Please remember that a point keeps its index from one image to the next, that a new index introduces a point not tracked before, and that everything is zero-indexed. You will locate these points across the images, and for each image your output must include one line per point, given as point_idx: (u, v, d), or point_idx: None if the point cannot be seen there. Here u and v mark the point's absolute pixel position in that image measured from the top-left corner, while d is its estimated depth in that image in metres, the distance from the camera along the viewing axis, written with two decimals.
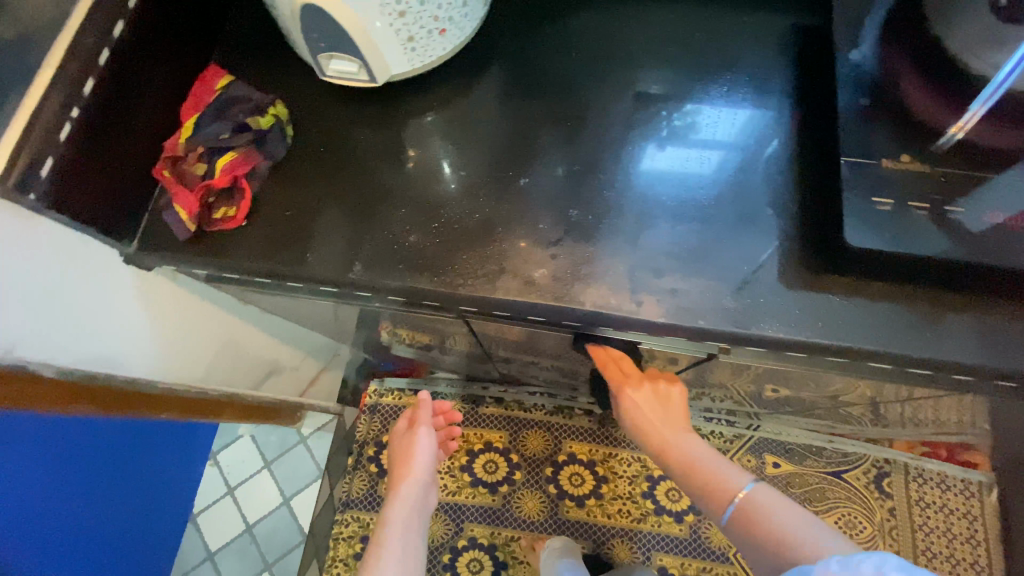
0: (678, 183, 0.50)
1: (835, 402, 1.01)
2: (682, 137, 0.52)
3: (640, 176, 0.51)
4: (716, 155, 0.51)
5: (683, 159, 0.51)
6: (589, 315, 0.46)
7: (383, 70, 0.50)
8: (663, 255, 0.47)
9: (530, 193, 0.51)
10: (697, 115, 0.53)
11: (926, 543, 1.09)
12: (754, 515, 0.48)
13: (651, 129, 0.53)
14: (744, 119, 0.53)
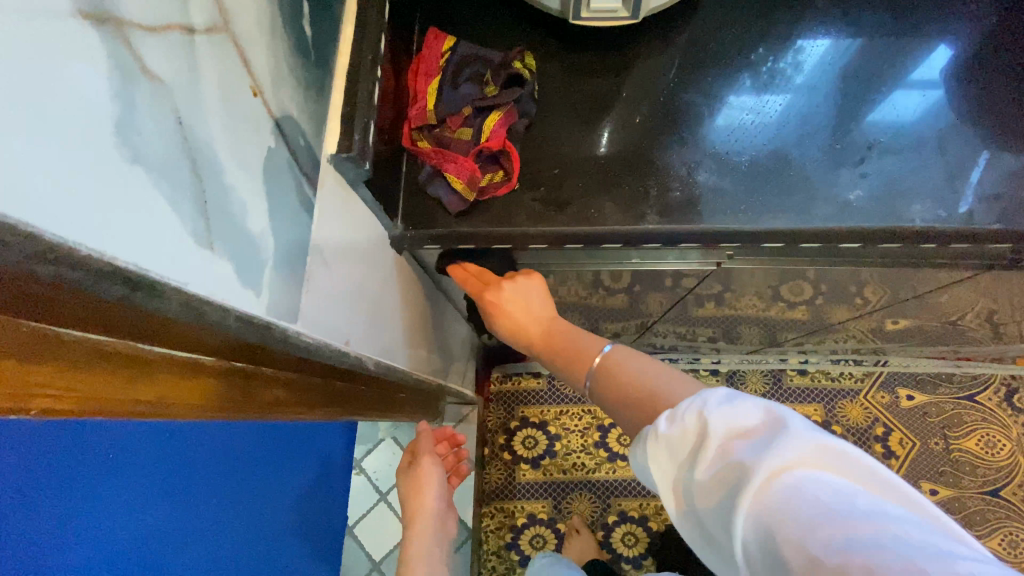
0: (767, 131, 0.48)
1: (976, 327, 1.01)
2: (768, 85, 0.50)
3: (713, 131, 0.49)
4: (816, 97, 0.49)
5: (770, 106, 0.49)
6: (919, 230, 0.45)
7: (646, 2, 0.46)
8: (974, 163, 0.46)
9: (802, 119, 0.48)
10: (801, 56, 0.51)
11: None
12: (618, 371, 0.42)
13: (741, 79, 0.51)
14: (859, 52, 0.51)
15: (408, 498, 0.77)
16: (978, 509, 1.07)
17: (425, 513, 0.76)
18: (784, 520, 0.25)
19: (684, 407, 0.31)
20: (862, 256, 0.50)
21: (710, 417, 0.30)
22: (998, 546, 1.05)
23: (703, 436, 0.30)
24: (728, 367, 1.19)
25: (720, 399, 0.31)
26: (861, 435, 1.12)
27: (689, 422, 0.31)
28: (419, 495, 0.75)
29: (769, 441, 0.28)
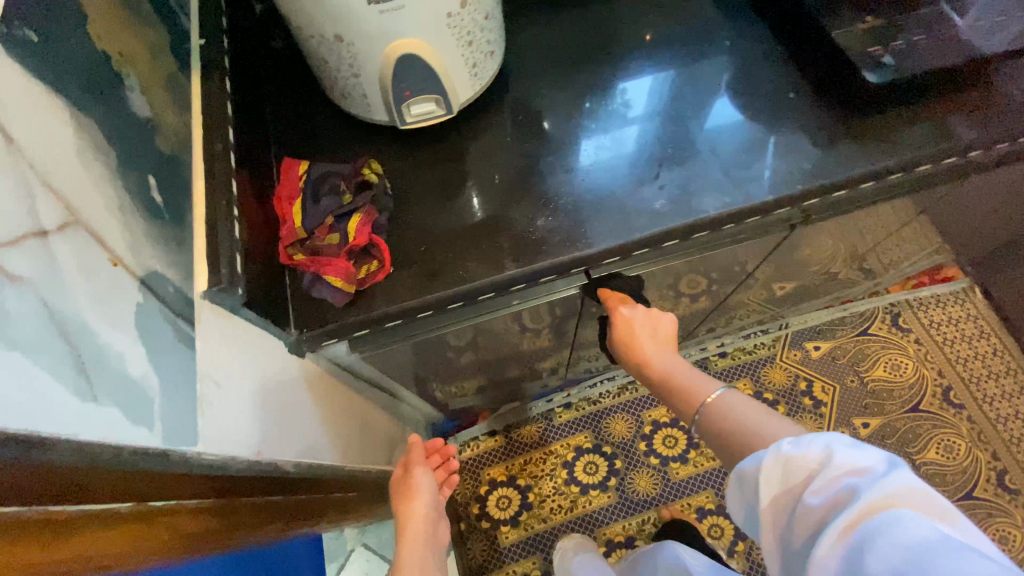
0: (615, 161, 0.59)
1: (843, 272, 1.16)
2: (608, 121, 0.62)
3: (578, 170, 0.59)
4: (642, 125, 0.61)
5: (613, 140, 0.61)
6: (715, 216, 0.55)
7: (456, 96, 0.57)
8: (742, 153, 0.59)
9: (636, 151, 0.60)
10: (625, 95, 0.64)
11: (955, 354, 1.25)
12: (727, 413, 0.46)
13: (586, 121, 0.62)
14: (666, 83, 0.64)
15: (398, 505, 0.74)
16: (908, 427, 1.18)
17: (415, 516, 0.73)
18: (877, 531, 0.32)
19: (808, 437, 0.39)
20: (686, 246, 0.61)
21: (834, 449, 0.37)
22: (935, 455, 1.16)
23: (822, 466, 0.37)
24: None
25: (843, 441, 0.38)
26: (791, 394, 1.23)
27: (806, 449, 0.38)
28: (414, 500, 0.74)
29: (879, 478, 0.35)
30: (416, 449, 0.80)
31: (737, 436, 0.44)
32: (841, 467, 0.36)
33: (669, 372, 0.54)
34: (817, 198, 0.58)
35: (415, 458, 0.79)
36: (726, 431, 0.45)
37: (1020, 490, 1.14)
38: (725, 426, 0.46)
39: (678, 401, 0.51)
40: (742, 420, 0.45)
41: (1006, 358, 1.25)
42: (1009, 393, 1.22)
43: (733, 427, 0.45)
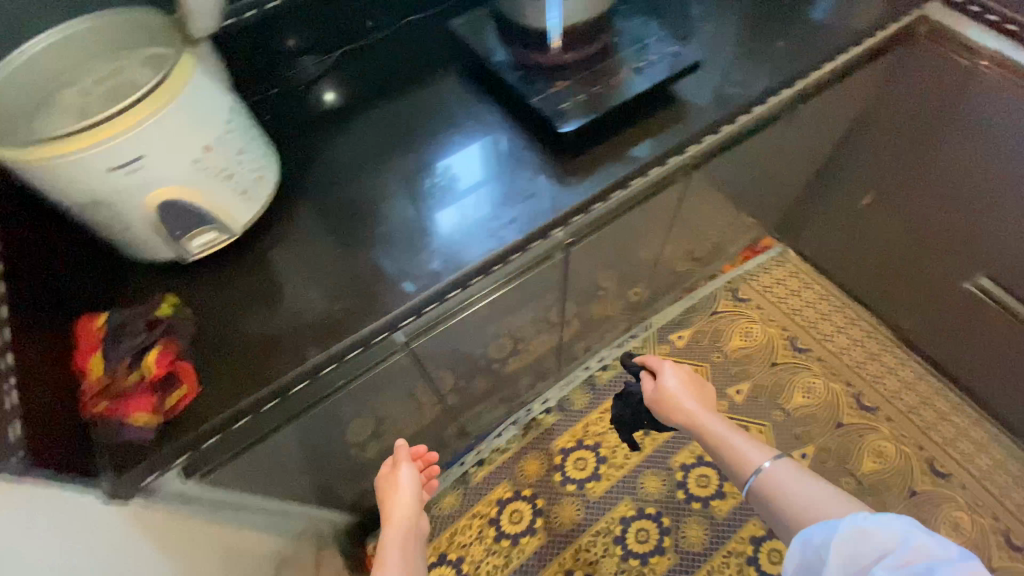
0: (466, 225, 0.70)
1: (671, 267, 1.33)
2: (446, 195, 0.73)
3: (439, 242, 0.69)
4: (474, 189, 0.73)
5: (458, 208, 0.72)
6: (476, 264, 0.67)
7: (233, 220, 0.63)
8: (493, 204, 0.72)
9: (474, 213, 0.71)
10: (451, 169, 0.76)
11: (790, 307, 1.43)
12: (778, 482, 0.66)
13: (427, 199, 0.73)
14: (478, 149, 0.77)
15: (383, 502, 0.83)
16: (775, 381, 1.33)
17: (395, 512, 0.81)
18: None
19: (883, 518, 0.53)
20: (472, 292, 0.72)
21: (916, 538, 0.51)
22: (802, 399, 1.31)
23: (898, 544, 0.51)
24: (554, 400, 1.37)
25: (911, 528, 0.52)
26: None
27: (881, 532, 0.52)
28: (397, 494, 0.82)
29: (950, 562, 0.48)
30: (401, 453, 0.85)
31: (795, 504, 0.63)
32: (913, 551, 0.51)
33: (720, 436, 0.76)
34: (562, 227, 0.72)
35: (399, 460, 0.85)
36: (776, 497, 0.65)
37: (876, 406, 1.30)
38: (773, 488, 0.66)
39: (736, 466, 0.72)
40: (793, 492, 0.64)
41: (832, 299, 1.44)
42: (842, 327, 1.40)
43: (792, 498, 0.63)
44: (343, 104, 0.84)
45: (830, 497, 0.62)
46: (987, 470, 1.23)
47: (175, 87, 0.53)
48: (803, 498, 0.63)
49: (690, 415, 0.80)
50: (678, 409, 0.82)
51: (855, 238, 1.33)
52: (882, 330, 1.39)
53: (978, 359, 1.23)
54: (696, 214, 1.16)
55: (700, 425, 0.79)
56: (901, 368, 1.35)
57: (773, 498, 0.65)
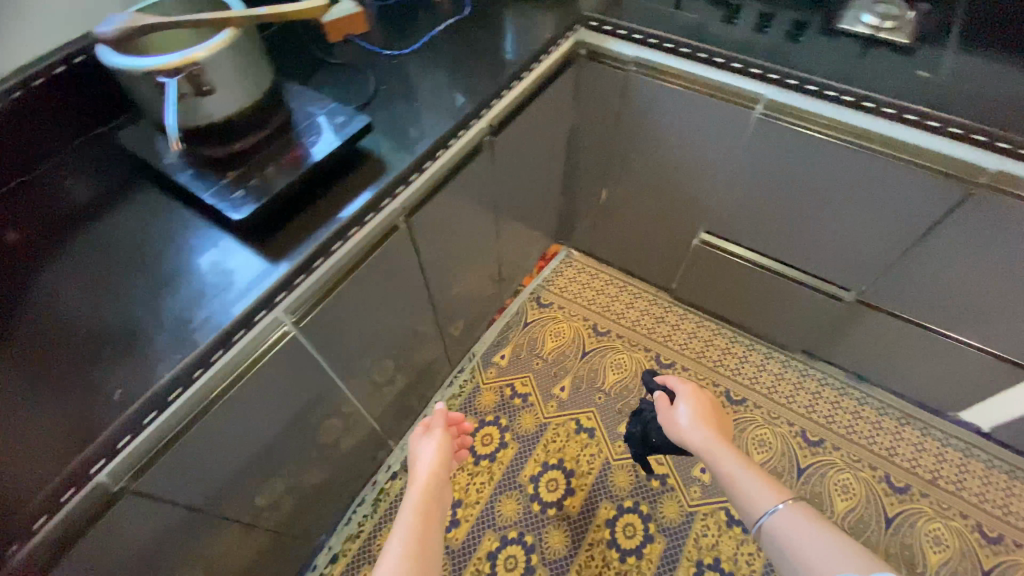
0: (248, 299, 0.68)
1: (471, 298, 1.40)
2: (207, 285, 0.70)
3: (220, 328, 0.66)
4: (239, 267, 0.71)
5: (229, 291, 0.69)
6: (171, 377, 0.63)
7: None
8: (193, 305, 0.68)
9: (243, 290, 0.69)
10: (206, 260, 0.72)
11: (587, 298, 1.59)
12: (790, 521, 0.72)
13: (186, 297, 0.69)
14: (227, 233, 0.75)
15: (413, 472, 0.95)
16: (590, 369, 1.45)
17: (423, 474, 0.93)
18: None
19: None
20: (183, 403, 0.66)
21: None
22: (615, 376, 1.44)
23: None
24: (399, 460, 1.34)
25: None
26: (504, 404, 1.42)
27: None
28: (426, 463, 0.95)
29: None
30: (437, 415, 1.04)
31: (810, 542, 0.68)
32: None
33: (729, 451, 0.88)
34: (267, 309, 0.70)
35: (431, 424, 1.03)
36: (790, 525, 0.72)
37: (673, 361, 1.48)
38: (785, 525, 0.72)
39: (741, 495, 0.81)
40: (805, 530, 0.70)
41: (618, 280, 1.63)
42: (632, 302, 1.58)
43: (801, 536, 0.70)
44: (14, 243, 0.77)
45: (836, 540, 0.67)
46: (768, 384, 1.45)
47: None
48: (818, 544, 0.68)
49: (706, 437, 0.93)
50: (683, 430, 0.97)
51: (615, 225, 1.51)
52: (662, 295, 1.61)
53: (730, 297, 1.46)
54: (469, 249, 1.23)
55: (710, 450, 0.90)
56: (684, 321, 1.56)
57: (787, 542, 0.71)
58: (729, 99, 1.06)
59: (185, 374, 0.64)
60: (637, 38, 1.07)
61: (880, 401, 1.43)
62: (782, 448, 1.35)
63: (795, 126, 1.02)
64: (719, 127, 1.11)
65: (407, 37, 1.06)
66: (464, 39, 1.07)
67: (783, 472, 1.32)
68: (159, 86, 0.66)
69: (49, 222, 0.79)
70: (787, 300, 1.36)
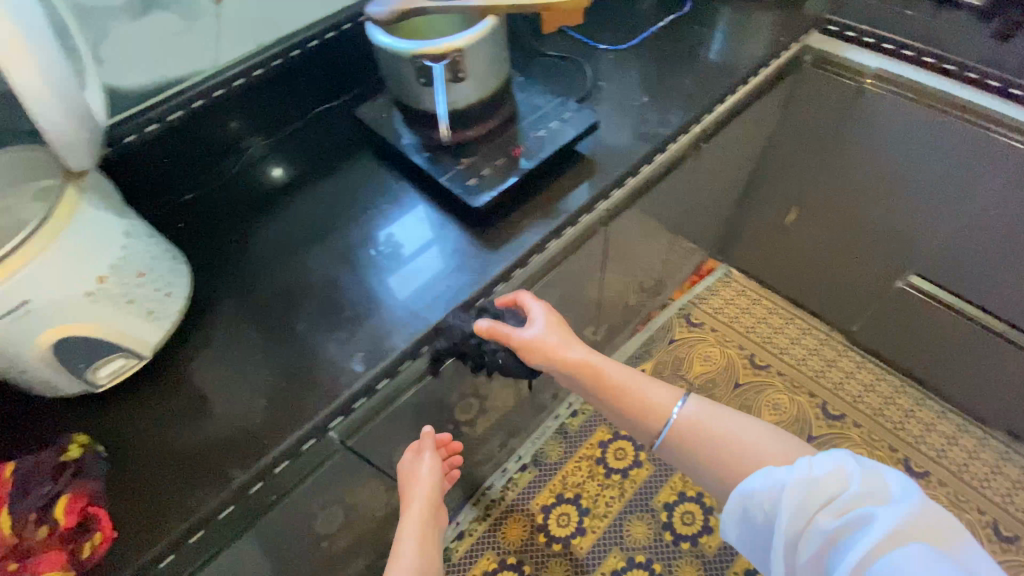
0: (426, 283, 0.71)
1: (621, 302, 1.33)
2: (394, 260, 0.74)
3: (399, 301, 0.70)
4: (424, 251, 0.75)
5: (412, 270, 0.72)
6: (404, 349, 0.66)
7: (140, 343, 0.60)
8: (418, 284, 0.71)
9: (425, 273, 0.72)
10: (394, 236, 0.76)
11: (744, 324, 1.45)
12: (693, 419, 0.70)
13: (375, 266, 0.74)
14: (419, 213, 0.78)
15: (404, 491, 0.82)
16: (741, 403, 1.33)
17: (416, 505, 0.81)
18: (907, 556, 0.50)
19: (821, 461, 0.59)
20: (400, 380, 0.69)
21: (847, 470, 0.58)
22: (772, 416, 1.31)
23: (843, 490, 0.57)
24: (527, 454, 1.33)
25: (846, 461, 0.59)
26: None
27: (827, 477, 0.58)
28: (419, 485, 0.81)
29: (896, 507, 0.55)
30: (426, 437, 0.81)
31: (711, 440, 0.67)
32: (851, 492, 0.56)
33: (636, 391, 0.73)
34: (488, 297, 0.72)
35: (424, 445, 0.82)
36: (699, 429, 0.69)
37: (842, 413, 1.32)
38: (697, 433, 0.69)
39: (615, 399, 0.74)
40: (708, 425, 0.69)
41: (781, 310, 1.48)
42: (798, 337, 1.43)
43: (708, 436, 0.68)
44: (253, 199, 0.83)
45: (733, 425, 0.68)
46: (956, 460, 1.26)
47: (61, 221, 0.52)
48: (724, 430, 0.68)
49: (579, 362, 0.73)
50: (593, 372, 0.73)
51: (794, 251, 1.36)
52: (834, 334, 1.44)
53: (923, 353, 1.27)
54: (635, 251, 1.16)
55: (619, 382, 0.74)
56: (857, 370, 1.38)
57: (688, 442, 0.69)
58: (996, 130, 0.90)
59: (415, 349, 0.67)
60: (888, 48, 0.98)
61: None
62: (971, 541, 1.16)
63: None
64: (970, 157, 0.95)
65: (619, 35, 1.03)
66: (676, 44, 1.03)
67: None
68: (422, 69, 0.68)
69: (279, 189, 0.83)
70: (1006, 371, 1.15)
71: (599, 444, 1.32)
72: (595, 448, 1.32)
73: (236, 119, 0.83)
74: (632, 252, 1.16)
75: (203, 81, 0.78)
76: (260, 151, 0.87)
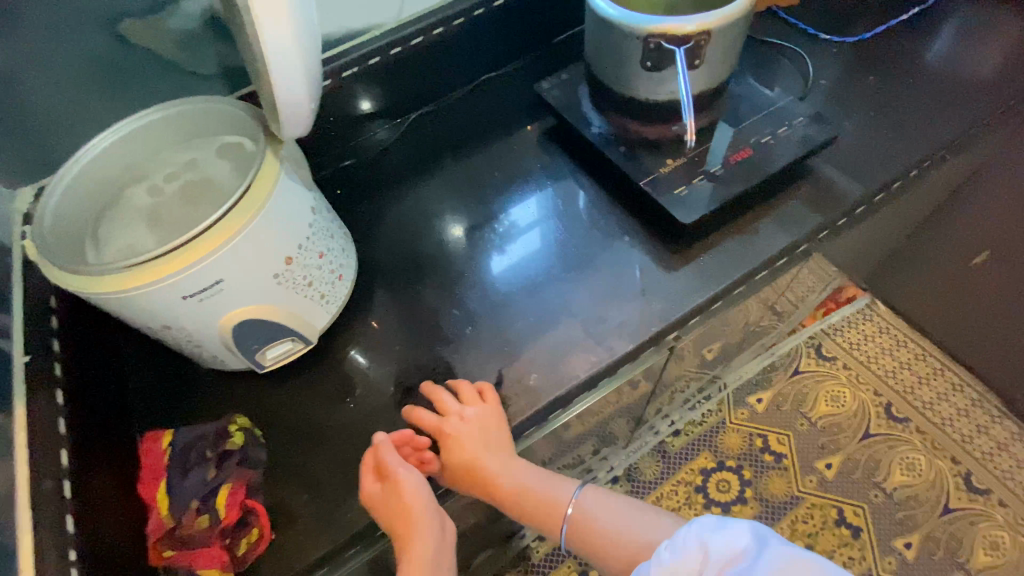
0: (525, 271, 0.66)
1: (754, 326, 1.19)
2: (503, 239, 0.69)
3: (494, 282, 0.66)
4: (536, 236, 0.69)
5: (515, 252, 0.68)
6: (585, 378, 0.58)
7: (308, 327, 0.55)
8: (597, 301, 0.63)
9: (533, 261, 0.67)
10: (508, 215, 0.71)
11: (882, 367, 1.30)
12: (589, 514, 0.60)
13: (486, 244, 0.69)
14: (541, 196, 0.72)
15: (392, 529, 0.51)
16: (869, 457, 1.19)
17: (427, 528, 0.51)
18: None
19: (693, 525, 0.53)
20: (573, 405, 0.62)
21: (707, 545, 0.50)
22: (904, 478, 1.17)
23: (703, 564, 0.50)
24: (621, 466, 1.25)
25: (712, 525, 0.52)
26: (750, 453, 1.23)
27: (689, 546, 0.51)
28: (399, 502, 0.51)
29: (751, 562, 0.49)
30: (387, 454, 0.52)
31: (600, 533, 0.59)
32: (720, 557, 0.50)
33: (512, 484, 0.58)
34: (676, 329, 0.62)
35: (389, 463, 0.51)
36: (598, 535, 0.59)
37: (990, 489, 1.16)
38: (592, 535, 0.59)
39: (530, 518, 0.61)
40: (604, 523, 0.59)
41: (930, 360, 1.30)
42: (945, 392, 1.26)
43: (600, 536, 0.59)
44: (417, 172, 0.77)
45: (624, 514, 0.61)
46: None
47: (261, 192, 0.45)
48: (609, 522, 0.59)
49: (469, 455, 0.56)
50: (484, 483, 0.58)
51: (968, 298, 1.18)
52: (991, 398, 1.25)
53: None
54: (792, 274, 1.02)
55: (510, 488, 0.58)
56: (1015, 444, 1.20)
57: (580, 535, 0.60)
58: None
59: (593, 379, 0.59)
60: None
61: None
62: None
63: None
64: None
65: (837, 27, 0.88)
66: (907, 45, 0.86)
67: None
68: (653, 52, 0.57)
69: (443, 159, 0.78)
70: None
71: (699, 471, 1.23)
72: (695, 474, 1.23)
73: (408, 81, 0.77)
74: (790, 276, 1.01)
75: (388, 40, 0.71)
76: (389, 135, 0.80)
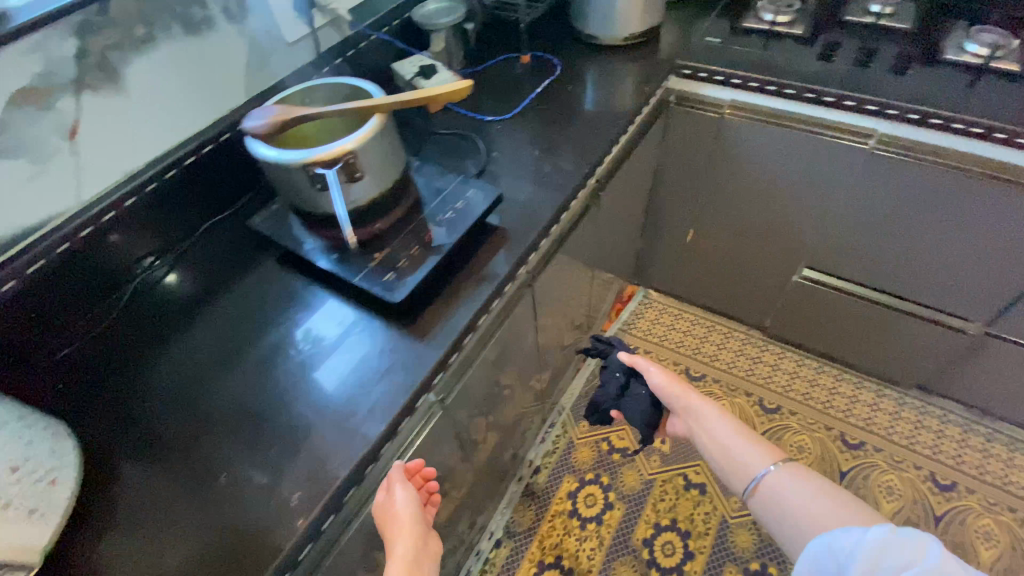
0: (352, 369, 0.68)
1: (562, 349, 1.33)
2: (319, 356, 0.70)
3: (245, 412, 0.66)
4: (350, 332, 0.72)
5: (339, 358, 0.69)
6: (348, 473, 0.60)
7: (27, 551, 0.50)
8: (351, 393, 0.66)
9: (352, 359, 0.69)
10: (313, 331, 0.73)
11: (670, 340, 1.58)
12: (782, 484, 0.80)
13: (233, 376, 0.70)
14: (330, 301, 0.76)
15: (386, 528, 0.66)
16: None
17: (405, 532, 0.65)
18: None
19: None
20: (375, 472, 0.67)
21: (893, 542, 0.62)
22: None
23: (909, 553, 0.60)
24: (501, 525, 1.27)
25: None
26: (603, 459, 1.35)
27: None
28: (390, 521, 0.65)
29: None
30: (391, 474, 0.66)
31: (796, 500, 0.77)
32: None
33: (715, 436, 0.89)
34: (426, 392, 0.68)
35: (388, 481, 0.66)
36: (777, 490, 0.80)
37: (777, 406, 1.42)
38: (771, 489, 0.80)
39: (720, 453, 0.89)
40: (789, 490, 0.79)
41: (702, 320, 1.60)
42: (723, 342, 1.55)
43: (784, 494, 0.79)
44: (184, 306, 0.78)
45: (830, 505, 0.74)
46: (884, 424, 1.38)
47: None
48: (816, 507, 0.75)
49: (675, 394, 0.93)
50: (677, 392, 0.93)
51: (700, 266, 1.48)
52: (753, 332, 1.56)
53: (824, 334, 1.42)
54: (563, 301, 1.18)
55: (698, 412, 0.91)
56: (781, 360, 1.51)
57: (779, 494, 0.79)
58: (834, 138, 1.04)
59: (360, 470, 0.61)
60: (736, 82, 1.07)
61: (1010, 434, 1.34)
62: (910, 494, 1.26)
63: (926, 161, 0.98)
64: (824, 165, 1.08)
65: (506, 101, 1.08)
66: (560, 97, 1.08)
67: (916, 521, 1.23)
68: (314, 177, 0.66)
69: (177, 318, 0.77)
70: (898, 337, 1.30)
71: (568, 496, 1.30)
72: (565, 501, 1.29)
73: (173, 220, 0.82)
74: (562, 303, 1.18)
75: (70, 225, 0.71)
76: (167, 269, 0.82)
